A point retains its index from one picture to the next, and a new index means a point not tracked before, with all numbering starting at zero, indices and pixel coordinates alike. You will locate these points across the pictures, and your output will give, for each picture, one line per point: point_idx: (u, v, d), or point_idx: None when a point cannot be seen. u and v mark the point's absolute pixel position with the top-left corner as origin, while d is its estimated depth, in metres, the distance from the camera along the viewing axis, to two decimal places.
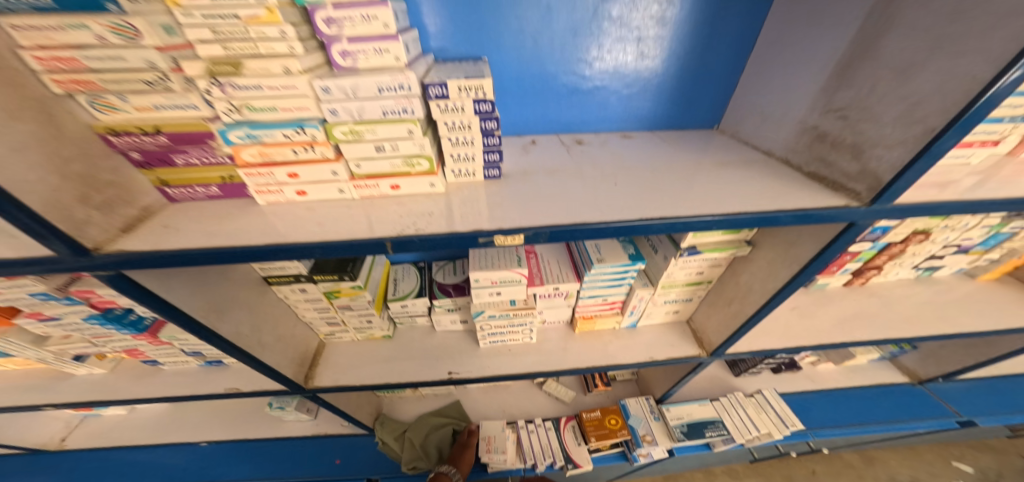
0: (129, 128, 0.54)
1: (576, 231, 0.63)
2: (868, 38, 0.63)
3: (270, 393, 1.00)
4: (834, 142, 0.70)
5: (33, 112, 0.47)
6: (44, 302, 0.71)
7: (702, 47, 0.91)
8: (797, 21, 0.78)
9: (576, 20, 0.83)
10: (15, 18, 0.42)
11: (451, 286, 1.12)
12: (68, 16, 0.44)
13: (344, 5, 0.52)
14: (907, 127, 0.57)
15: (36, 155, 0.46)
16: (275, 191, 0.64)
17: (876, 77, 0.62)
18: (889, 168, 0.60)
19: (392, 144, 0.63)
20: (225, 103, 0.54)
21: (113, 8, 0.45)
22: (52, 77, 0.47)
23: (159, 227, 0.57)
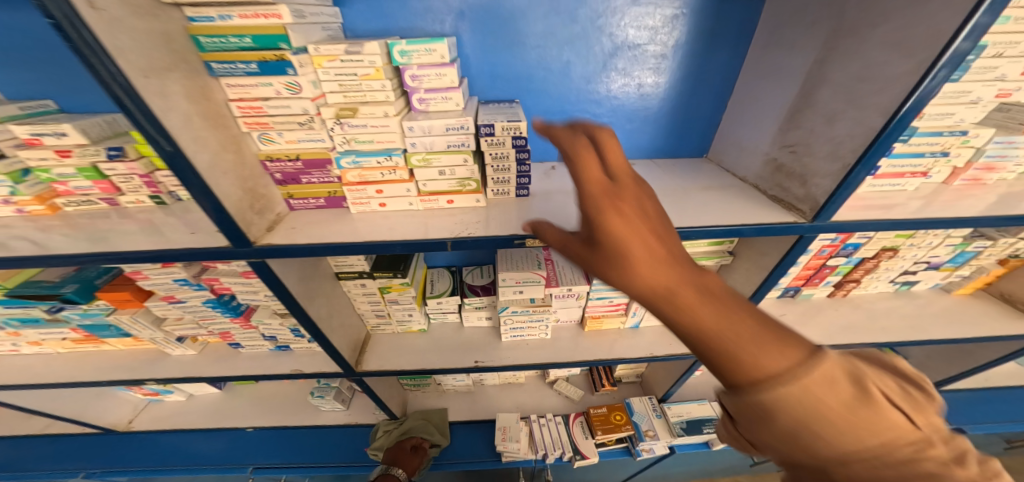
0: (281, 156, 0.77)
1: None
2: (808, 94, 0.84)
3: (328, 373, 1.20)
4: (788, 172, 0.90)
5: (231, 146, 0.69)
6: (180, 287, 0.93)
7: (691, 92, 1.13)
8: (760, 77, 1.01)
9: (589, 71, 1.06)
10: (231, 79, 0.67)
11: (479, 287, 1.32)
12: (263, 77, 0.67)
13: (427, 66, 0.77)
14: (834, 162, 0.77)
15: (232, 176, 0.68)
16: (365, 203, 0.87)
17: (813, 124, 0.83)
18: (823, 193, 0.80)
19: (451, 169, 0.85)
20: (342, 137, 0.77)
21: (291, 71, 0.68)
22: (245, 120, 0.71)
23: (288, 228, 0.80)
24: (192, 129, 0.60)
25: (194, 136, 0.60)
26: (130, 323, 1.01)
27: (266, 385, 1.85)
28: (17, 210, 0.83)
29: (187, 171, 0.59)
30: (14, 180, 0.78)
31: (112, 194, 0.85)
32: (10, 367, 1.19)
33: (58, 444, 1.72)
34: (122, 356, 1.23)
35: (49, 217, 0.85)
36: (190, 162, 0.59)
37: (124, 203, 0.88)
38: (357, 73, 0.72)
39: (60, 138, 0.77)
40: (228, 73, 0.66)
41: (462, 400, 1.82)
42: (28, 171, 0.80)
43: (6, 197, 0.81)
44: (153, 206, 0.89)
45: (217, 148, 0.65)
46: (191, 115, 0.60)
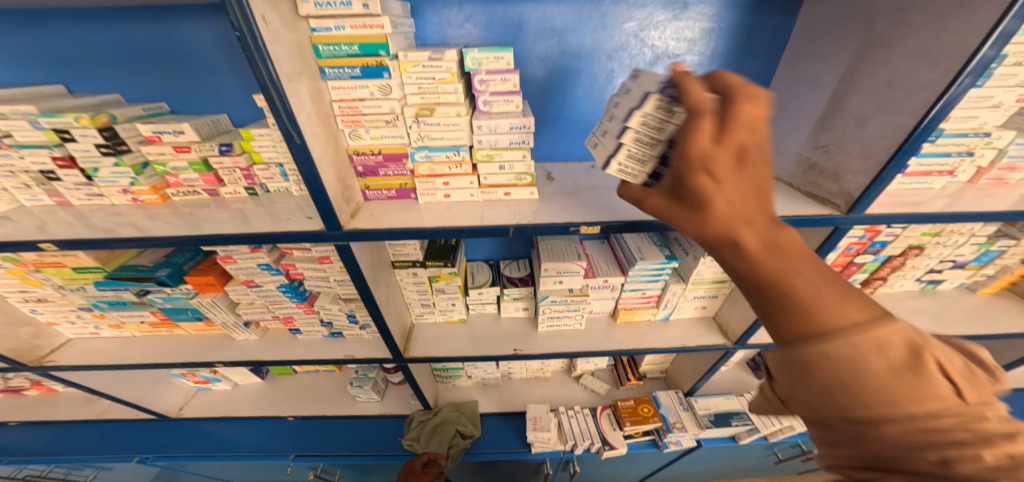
0: (365, 150, 0.88)
1: (637, 226, 0.89)
2: (838, 99, 0.91)
3: (379, 358, 1.27)
4: (821, 169, 0.96)
5: (331, 139, 0.80)
6: (261, 271, 1.02)
7: None
8: (791, 82, 1.08)
9: (629, 79, 1.15)
10: (337, 83, 0.79)
11: (517, 278, 1.39)
12: (362, 81, 0.80)
13: (494, 72, 0.86)
14: (867, 160, 0.84)
15: (331, 165, 0.79)
16: (432, 194, 0.96)
17: (844, 125, 0.90)
18: (857, 187, 0.86)
19: (510, 164, 0.93)
20: (417, 134, 0.88)
21: (385, 76, 0.80)
22: (342, 119, 0.83)
23: (368, 215, 0.90)
24: (310, 125, 0.72)
25: (311, 131, 0.72)
26: (209, 306, 1.10)
27: (304, 376, 1.93)
28: (132, 199, 0.93)
29: (305, 159, 0.71)
30: (137, 172, 0.89)
31: (214, 186, 0.96)
32: (89, 349, 1.28)
33: (110, 429, 1.80)
34: (189, 340, 1.31)
35: (159, 205, 0.95)
36: (310, 151, 0.71)
37: (222, 194, 0.98)
38: (435, 78, 0.82)
39: (177, 135, 0.87)
40: (336, 76, 0.78)
41: (491, 392, 1.87)
42: (146, 164, 0.90)
43: (126, 187, 0.91)
44: (245, 197, 0.98)
45: (323, 142, 0.76)
46: (311, 115, 0.72)
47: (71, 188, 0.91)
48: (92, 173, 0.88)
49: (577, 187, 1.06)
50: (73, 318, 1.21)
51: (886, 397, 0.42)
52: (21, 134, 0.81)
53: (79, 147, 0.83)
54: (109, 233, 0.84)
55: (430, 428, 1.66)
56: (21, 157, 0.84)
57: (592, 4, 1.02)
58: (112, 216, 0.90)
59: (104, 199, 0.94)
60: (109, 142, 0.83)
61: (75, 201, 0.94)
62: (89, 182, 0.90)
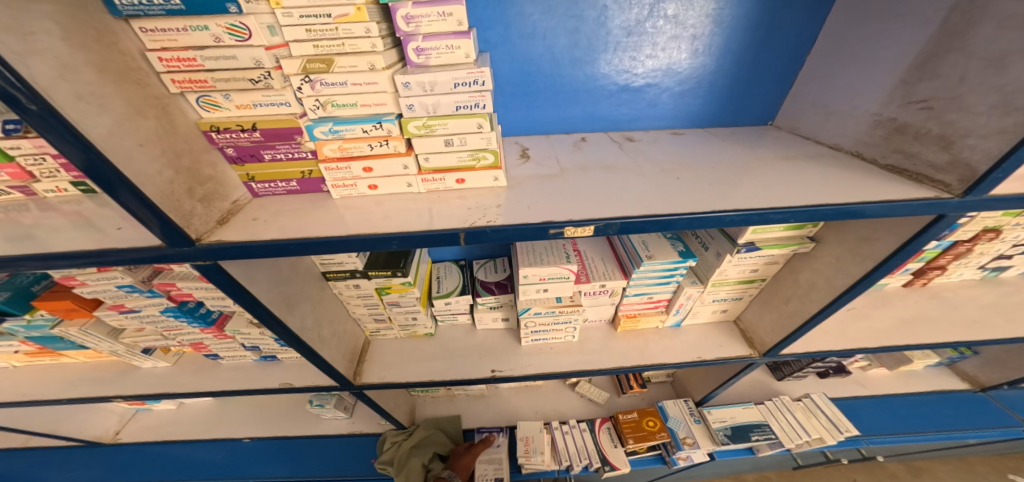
0: (229, 125, 0.58)
1: (647, 224, 0.61)
2: (952, 32, 0.63)
3: (321, 388, 1.02)
4: (916, 133, 0.69)
5: (152, 109, 0.52)
6: (128, 294, 0.75)
7: (760, 45, 0.90)
8: (866, 12, 0.77)
9: (632, 19, 0.84)
10: (147, 22, 0.48)
11: (493, 284, 1.12)
12: (193, 19, 0.49)
13: (424, 2, 0.54)
14: (1008, 115, 0.56)
15: (156, 150, 0.51)
16: (350, 185, 0.67)
17: (967, 66, 0.62)
18: (985, 157, 0.59)
19: (460, 138, 0.63)
20: (313, 100, 0.58)
21: (232, 9, 0.49)
22: (172, 78, 0.53)
23: (249, 220, 0.62)
24: (78, 81, 0.43)
25: (78, 90, 0.42)
26: (81, 336, 0.84)
27: None
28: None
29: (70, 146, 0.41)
30: None
31: (25, 182, 0.67)
32: None
33: (39, 458, 1.58)
34: (87, 368, 1.06)
35: None
36: (75, 127, 0.41)
37: (42, 193, 0.69)
38: (331, 15, 0.51)
39: None
40: (138, 12, 0.47)
41: (474, 404, 1.64)
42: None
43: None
44: (78, 196, 0.69)
45: (127, 110, 0.48)
46: (68, 62, 0.42)
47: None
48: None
49: (562, 167, 0.78)
50: None
51: None
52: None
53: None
54: None
55: (406, 450, 1.43)
56: None
57: None
58: None
59: None
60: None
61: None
62: None
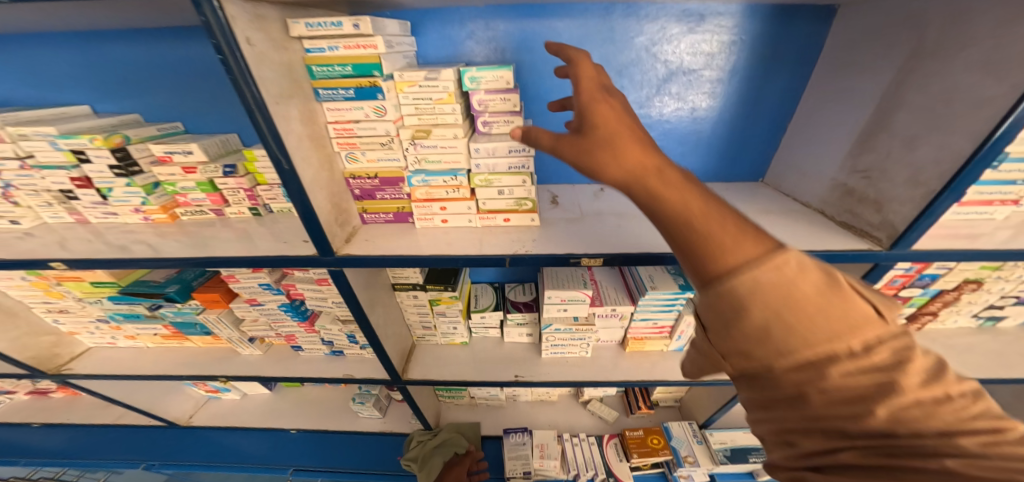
0: (362, 174, 0.86)
1: (646, 258, 0.83)
2: (881, 118, 0.82)
3: (376, 380, 1.24)
4: (860, 197, 0.88)
5: (326, 163, 0.80)
6: (263, 290, 1.04)
7: (749, 116, 1.10)
8: (826, 97, 0.97)
9: (643, 96, 1.06)
10: (331, 104, 0.77)
11: (522, 303, 1.34)
12: (356, 102, 0.77)
13: (493, 91, 0.81)
14: (915, 188, 0.75)
15: (327, 190, 0.80)
16: (429, 219, 0.93)
17: (890, 145, 0.80)
18: (903, 220, 0.78)
19: (510, 189, 0.88)
20: (414, 157, 0.85)
21: (379, 97, 0.77)
22: (338, 141, 0.82)
23: (363, 240, 0.89)
24: (304, 149, 0.72)
25: (303, 156, 0.71)
26: (215, 322, 1.11)
27: (310, 388, 1.93)
28: (144, 218, 0.99)
29: (295, 185, 0.70)
30: (148, 191, 0.94)
31: (220, 206, 1.01)
32: (105, 358, 1.28)
33: (120, 434, 1.84)
34: (198, 353, 1.30)
35: (168, 224, 1.00)
36: (299, 178, 0.70)
37: (227, 214, 1.02)
38: (432, 98, 0.79)
39: (187, 155, 0.91)
40: (331, 97, 0.76)
41: (494, 414, 1.81)
42: (157, 184, 0.96)
43: (137, 206, 0.96)
44: (249, 217, 1.02)
45: (319, 166, 0.77)
46: (302, 137, 0.71)
47: (89, 207, 0.98)
48: (108, 193, 0.95)
49: (582, 213, 1.01)
50: (91, 330, 1.21)
51: (821, 322, 0.34)
52: (43, 155, 0.88)
53: (94, 167, 0.89)
54: (119, 251, 0.89)
55: (430, 448, 1.60)
56: (42, 177, 0.91)
57: (600, 18, 0.92)
58: (125, 233, 0.97)
59: (117, 217, 1.00)
60: (122, 163, 0.89)
61: (92, 219, 1.01)
62: (104, 200, 0.96)
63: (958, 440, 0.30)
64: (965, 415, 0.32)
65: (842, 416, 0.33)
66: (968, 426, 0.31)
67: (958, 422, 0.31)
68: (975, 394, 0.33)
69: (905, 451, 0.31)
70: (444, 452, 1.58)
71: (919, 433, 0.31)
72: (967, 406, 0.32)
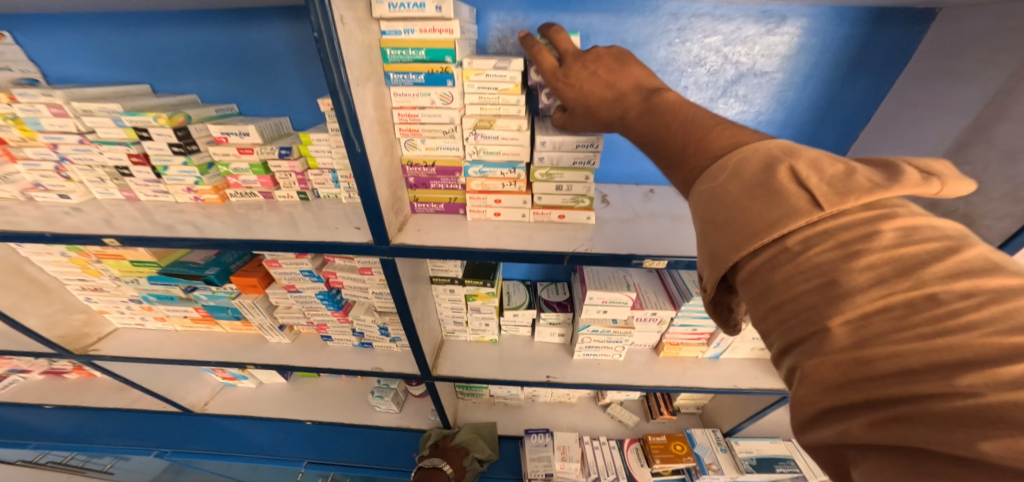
0: (420, 162, 0.87)
1: None
2: (981, 125, 0.75)
3: (406, 375, 1.22)
4: (945, 211, 0.83)
5: (388, 148, 0.79)
6: (303, 277, 1.03)
7: (819, 121, 1.01)
8: (907, 104, 0.90)
9: (706, 98, 1.00)
10: (399, 89, 0.77)
11: (555, 302, 1.33)
12: (424, 89, 0.77)
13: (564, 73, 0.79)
14: (1017, 204, 0.70)
15: (387, 175, 0.80)
16: (482, 211, 0.92)
17: (988, 158, 0.73)
18: (998, 236, 0.73)
19: (569, 185, 0.88)
20: (473, 147, 0.85)
21: (449, 84, 0.76)
22: (401, 127, 0.82)
23: (415, 230, 0.89)
24: (374, 133, 0.72)
25: (373, 138, 0.71)
26: (249, 308, 1.09)
27: (326, 380, 1.91)
28: (194, 198, 1.01)
29: (364, 169, 0.70)
30: (202, 171, 0.97)
31: (270, 189, 1.02)
32: (133, 339, 1.26)
33: (130, 418, 1.81)
34: (227, 339, 1.27)
35: (217, 204, 1.02)
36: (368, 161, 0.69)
37: (276, 198, 1.04)
38: (498, 88, 0.78)
39: (243, 137, 0.94)
40: (400, 82, 0.76)
41: (512, 414, 1.79)
42: (212, 165, 1.00)
43: (190, 186, 0.99)
44: (296, 201, 1.03)
45: (382, 150, 0.76)
46: (374, 121, 0.71)
47: (141, 184, 1.00)
48: (162, 171, 0.97)
49: (637, 214, 1.00)
50: (122, 309, 1.20)
51: (755, 213, 0.38)
52: (104, 130, 0.91)
53: (154, 144, 0.92)
54: (164, 230, 0.88)
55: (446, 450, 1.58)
56: (100, 152, 0.94)
57: (669, 17, 0.90)
58: (173, 212, 0.97)
59: (168, 196, 1.02)
60: (181, 141, 0.91)
61: (142, 197, 1.02)
62: (157, 179, 0.99)
63: (978, 370, 0.25)
64: (972, 325, 0.27)
65: (812, 347, 0.33)
66: (957, 334, 0.27)
67: (947, 331, 0.27)
68: (990, 302, 0.27)
69: (911, 396, 0.28)
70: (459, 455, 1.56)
71: (886, 347, 0.29)
72: (964, 313, 0.27)
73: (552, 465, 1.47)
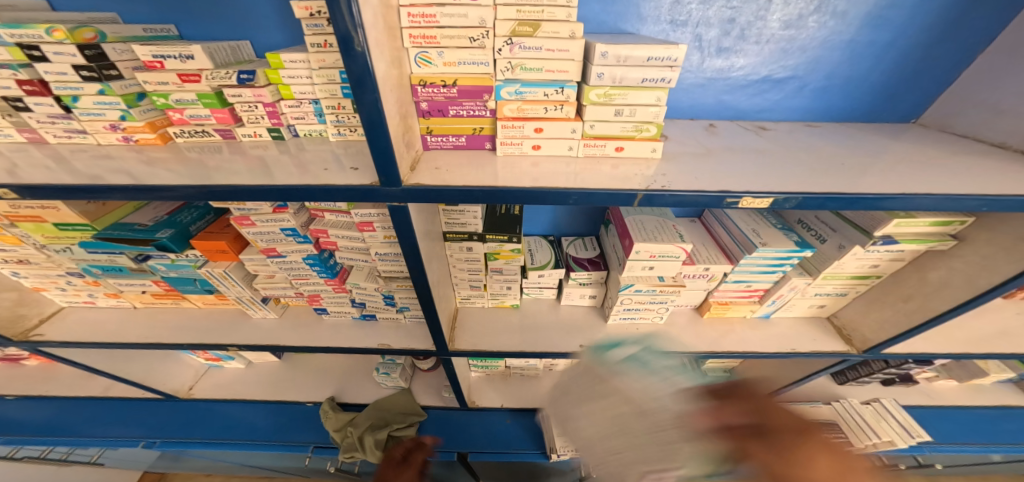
0: (436, 81, 0.65)
1: (827, 200, 0.63)
2: None
3: (419, 351, 1.04)
4: None
5: (396, 61, 0.58)
6: (285, 238, 0.81)
7: (926, 44, 0.84)
8: None
9: (795, 11, 0.81)
10: None
11: (585, 260, 1.16)
12: None
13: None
14: None
15: (397, 95, 0.58)
16: (516, 144, 0.71)
17: None
18: None
19: (632, 109, 0.67)
20: (506, 62, 0.63)
21: None
22: (411, 33, 0.60)
23: (432, 168, 0.68)
24: (377, 29, 0.50)
25: (377, 40, 0.50)
26: (220, 278, 0.89)
27: (323, 357, 1.75)
28: (125, 139, 0.76)
29: (367, 79, 0.49)
30: (129, 103, 0.71)
31: (229, 126, 0.78)
32: (85, 321, 1.05)
33: (106, 407, 1.63)
34: (200, 316, 1.07)
35: (158, 147, 0.77)
36: (373, 68, 0.48)
37: (238, 137, 0.80)
38: None
39: (184, 61, 0.70)
40: None
41: (531, 384, 1.66)
42: (143, 95, 0.74)
43: (115, 122, 0.73)
44: (269, 141, 0.80)
45: (389, 59, 0.54)
46: (377, 16, 0.50)
47: (45, 121, 0.74)
48: (71, 104, 0.71)
49: (707, 148, 0.81)
50: (62, 285, 0.98)
51: None
52: None
53: (52, 67, 0.67)
54: (85, 179, 0.64)
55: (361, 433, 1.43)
56: None
57: None
58: (97, 158, 0.72)
59: (87, 137, 0.77)
60: (93, 64, 0.67)
61: (51, 139, 0.77)
62: (67, 114, 0.73)
63: None
64: None
65: None
66: None
67: None
68: None
69: None
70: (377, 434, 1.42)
71: None
72: None
73: None
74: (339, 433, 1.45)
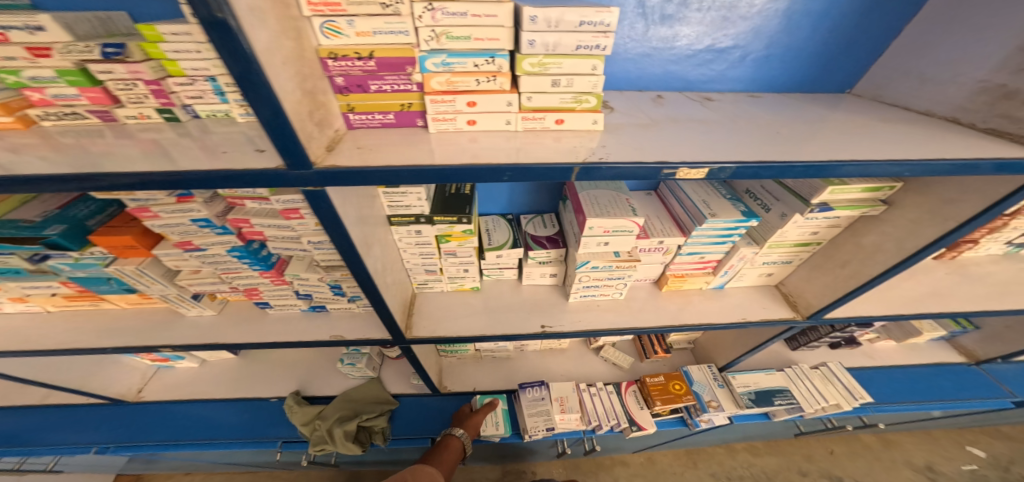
0: (348, 53, 0.57)
1: (761, 169, 0.61)
2: None
3: (373, 341, 1.00)
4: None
5: (291, 31, 0.50)
6: (200, 230, 0.74)
7: (865, 12, 0.82)
8: None
9: None
10: None
11: (544, 238, 1.13)
12: None
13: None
14: None
15: (295, 69, 0.51)
16: (449, 119, 0.66)
17: None
18: None
19: (569, 79, 0.62)
20: (429, 30, 0.57)
21: None
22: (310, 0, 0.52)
23: (354, 147, 0.62)
24: None
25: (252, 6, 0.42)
26: (136, 276, 0.82)
27: (285, 351, 1.69)
28: None
29: (241, 54, 0.41)
30: None
31: (106, 107, 0.68)
32: None
33: (47, 415, 1.52)
34: (128, 317, 0.99)
35: (18, 133, 0.66)
36: (248, 39, 0.41)
37: (121, 120, 0.70)
38: None
39: (33, 33, 0.59)
40: None
41: (500, 366, 1.66)
42: None
43: None
44: (163, 123, 0.71)
45: (276, 29, 0.47)
46: None
47: None
48: None
49: (652, 118, 0.78)
50: None
51: None
52: None
53: None
54: None
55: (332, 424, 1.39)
56: None
57: None
58: None
59: None
60: None
61: None
62: None
63: None
64: None
65: None
66: None
67: None
68: None
69: None
70: (347, 424, 1.39)
71: None
72: None
73: (552, 419, 1.37)
74: (305, 427, 1.41)
